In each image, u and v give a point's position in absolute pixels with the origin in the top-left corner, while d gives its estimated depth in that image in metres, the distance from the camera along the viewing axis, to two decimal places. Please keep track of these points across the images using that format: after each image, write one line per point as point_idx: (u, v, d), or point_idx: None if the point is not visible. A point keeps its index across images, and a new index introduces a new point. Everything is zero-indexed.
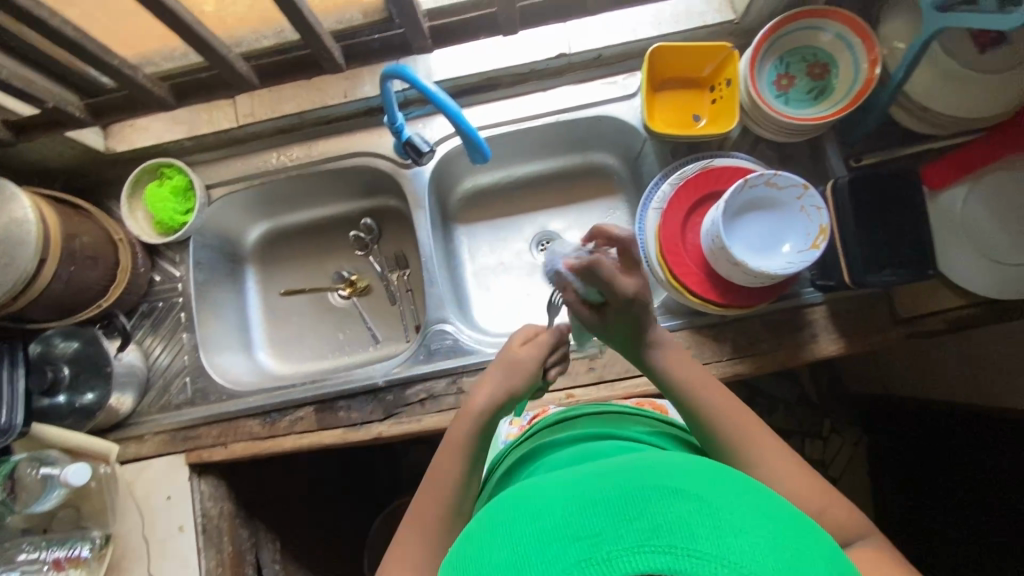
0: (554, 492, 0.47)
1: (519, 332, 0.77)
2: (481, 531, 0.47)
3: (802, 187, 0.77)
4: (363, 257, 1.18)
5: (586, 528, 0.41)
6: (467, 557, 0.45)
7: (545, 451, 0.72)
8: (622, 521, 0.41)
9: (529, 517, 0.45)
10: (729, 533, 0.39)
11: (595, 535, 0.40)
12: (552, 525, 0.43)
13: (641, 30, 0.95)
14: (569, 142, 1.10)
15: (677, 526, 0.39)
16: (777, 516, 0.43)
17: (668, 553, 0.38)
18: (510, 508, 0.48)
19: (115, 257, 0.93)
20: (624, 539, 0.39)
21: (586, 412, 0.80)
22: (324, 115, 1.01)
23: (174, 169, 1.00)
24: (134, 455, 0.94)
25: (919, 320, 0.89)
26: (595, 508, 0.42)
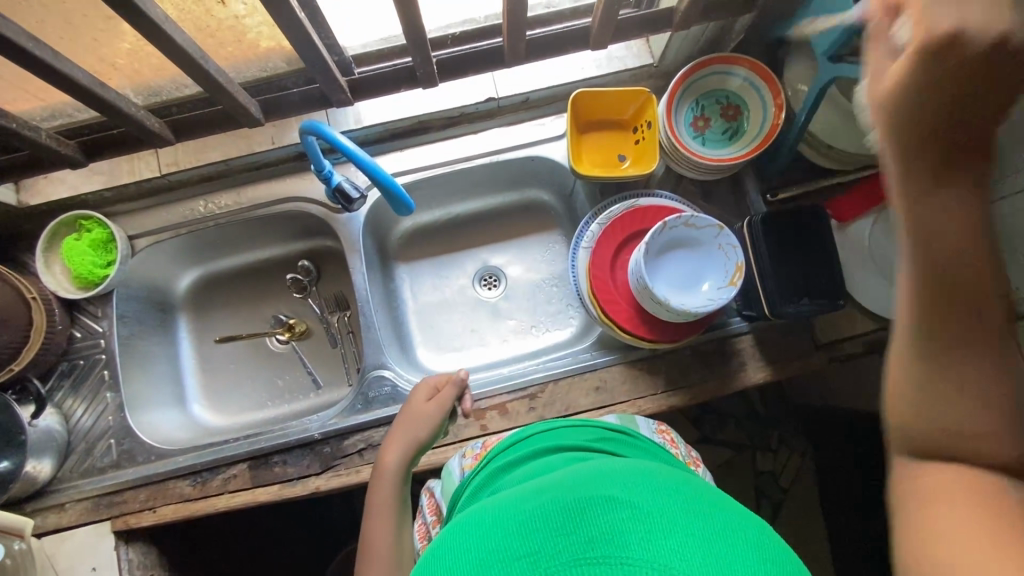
0: (495, 514, 0.51)
1: (421, 390, 0.87)
2: (440, 551, 0.51)
3: (717, 228, 0.80)
4: (302, 299, 1.16)
5: (531, 545, 0.45)
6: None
7: (495, 473, 0.73)
8: (563, 536, 0.45)
9: (474, 541, 0.49)
10: (659, 535, 0.43)
11: (533, 553, 0.44)
12: (494, 548, 0.47)
13: (566, 75, 0.98)
14: (505, 179, 1.12)
15: (605, 534, 0.44)
16: (713, 513, 0.47)
17: (601, 563, 0.42)
18: (456, 535, 0.52)
19: (28, 317, 0.88)
20: (563, 554, 0.43)
21: (537, 433, 0.79)
22: (252, 161, 0.99)
23: (94, 222, 0.96)
24: (54, 526, 0.89)
25: (838, 344, 0.93)
26: (532, 527, 0.47)
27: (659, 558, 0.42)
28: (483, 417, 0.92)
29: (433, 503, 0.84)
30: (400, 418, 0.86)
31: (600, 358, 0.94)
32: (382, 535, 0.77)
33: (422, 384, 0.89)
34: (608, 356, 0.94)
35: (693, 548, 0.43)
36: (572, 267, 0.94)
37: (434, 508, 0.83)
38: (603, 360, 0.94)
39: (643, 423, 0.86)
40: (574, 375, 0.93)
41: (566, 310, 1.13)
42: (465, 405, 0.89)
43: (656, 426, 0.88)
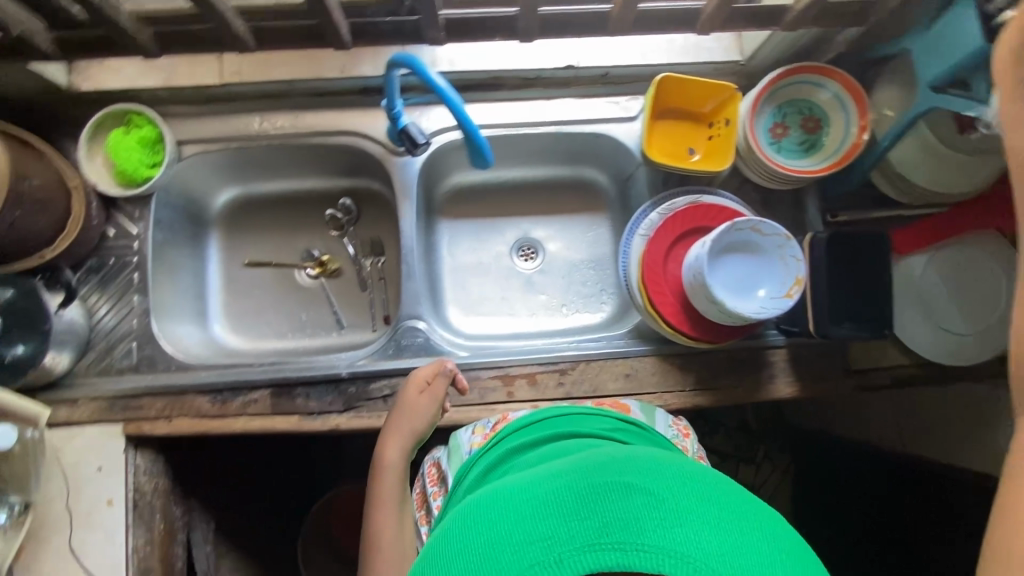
0: (506, 497, 0.55)
1: (412, 383, 0.85)
2: (454, 529, 0.55)
3: (784, 238, 0.80)
4: (337, 238, 1.14)
5: (545, 530, 0.49)
6: (441, 553, 0.53)
7: (502, 452, 0.74)
8: (577, 523, 0.49)
9: (487, 524, 0.53)
10: (672, 524, 0.48)
11: (548, 537, 0.48)
12: (508, 532, 0.50)
13: (651, 56, 0.96)
14: (565, 152, 1.09)
15: (617, 522, 0.48)
16: (726, 504, 0.51)
17: (617, 550, 0.46)
18: (468, 517, 0.55)
19: (67, 205, 0.84)
20: (577, 539, 0.47)
21: (552, 417, 0.80)
22: (317, 86, 0.96)
23: (144, 119, 0.93)
24: (64, 419, 0.88)
25: (868, 373, 0.95)
26: (545, 512, 0.51)
27: (668, 544, 0.46)
28: (511, 383, 0.92)
29: (436, 473, 0.86)
30: (393, 411, 0.85)
31: (634, 346, 0.94)
32: (389, 519, 0.80)
33: (411, 376, 0.87)
34: (644, 346, 0.94)
35: (698, 533, 0.48)
36: (623, 252, 0.93)
37: (437, 478, 0.85)
38: (638, 348, 0.94)
39: (661, 417, 0.87)
40: (608, 359, 0.93)
41: (599, 295, 1.12)
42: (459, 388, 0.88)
43: (672, 420, 0.89)
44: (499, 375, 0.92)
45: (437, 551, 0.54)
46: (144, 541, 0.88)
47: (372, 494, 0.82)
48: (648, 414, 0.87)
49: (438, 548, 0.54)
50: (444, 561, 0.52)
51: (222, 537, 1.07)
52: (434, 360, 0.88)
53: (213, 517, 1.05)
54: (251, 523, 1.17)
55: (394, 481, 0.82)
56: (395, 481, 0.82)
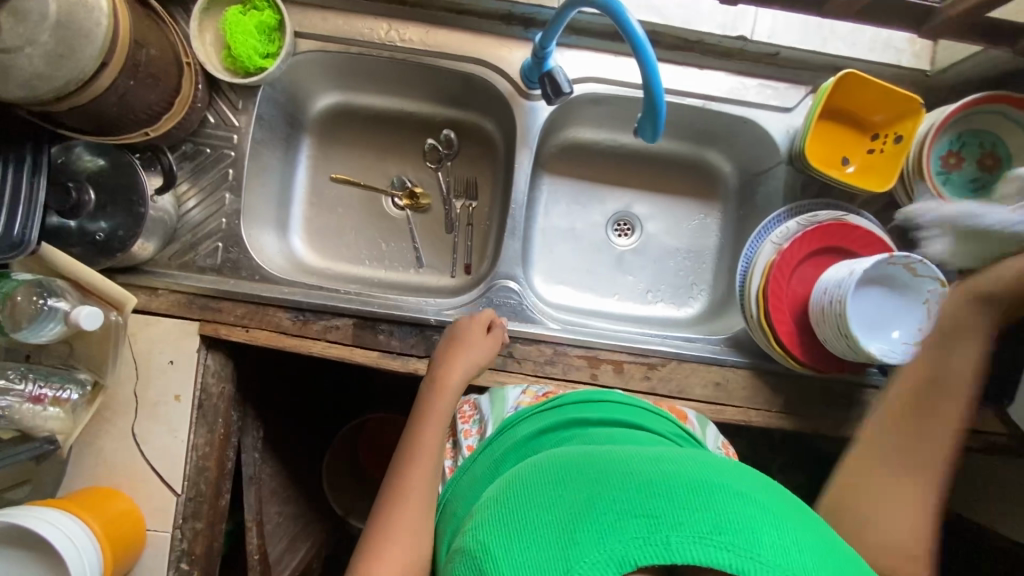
0: (603, 466, 0.53)
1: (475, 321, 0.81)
2: (537, 483, 0.53)
3: (939, 284, 0.74)
4: (432, 171, 1.07)
5: (649, 508, 0.46)
6: (523, 501, 0.51)
7: (566, 421, 0.70)
8: (685, 510, 0.46)
9: (581, 486, 0.50)
10: (789, 546, 0.45)
11: (654, 516, 0.46)
12: (607, 497, 0.48)
13: (829, 45, 0.86)
14: (695, 131, 1.00)
15: (730, 521, 0.45)
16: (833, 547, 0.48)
17: (730, 550, 0.43)
18: (555, 474, 0.53)
19: (177, 82, 0.77)
20: (685, 527, 0.45)
21: (612, 402, 0.75)
22: (457, 1, 0.86)
23: (265, 0, 0.83)
24: (142, 306, 0.85)
25: (959, 433, 0.90)
26: (649, 490, 0.48)
27: (782, 560, 0.43)
28: (596, 366, 0.87)
29: (471, 413, 0.81)
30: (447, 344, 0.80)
31: (731, 356, 0.90)
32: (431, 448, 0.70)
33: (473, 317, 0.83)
34: (740, 357, 0.90)
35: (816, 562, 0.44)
36: (746, 256, 0.87)
37: (471, 417, 0.81)
38: (734, 358, 0.90)
39: (712, 434, 0.82)
40: (701, 362, 0.89)
41: (690, 288, 1.07)
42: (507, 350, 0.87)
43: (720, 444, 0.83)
44: (587, 356, 0.87)
45: (517, 498, 0.52)
46: (204, 442, 0.88)
47: (414, 423, 0.74)
48: (702, 428, 0.82)
49: (521, 492, 0.52)
50: (527, 508, 0.50)
51: (266, 445, 1.08)
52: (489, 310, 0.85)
53: (262, 425, 1.05)
54: (289, 434, 1.18)
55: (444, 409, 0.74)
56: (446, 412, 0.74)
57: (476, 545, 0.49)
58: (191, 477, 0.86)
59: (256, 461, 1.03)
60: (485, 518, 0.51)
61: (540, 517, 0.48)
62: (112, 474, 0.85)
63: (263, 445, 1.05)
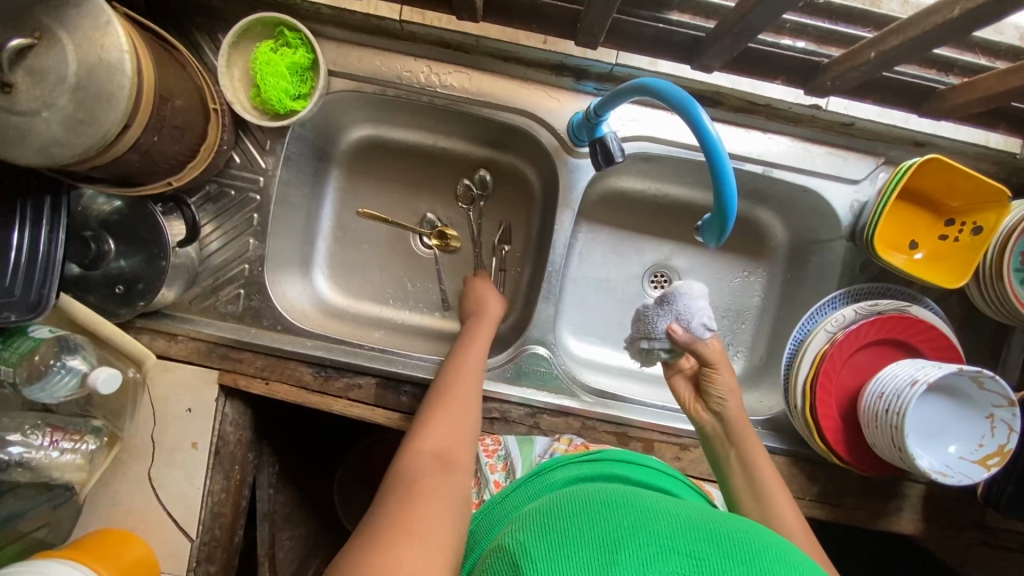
0: (646, 501, 0.49)
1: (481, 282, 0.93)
2: (572, 502, 0.48)
3: (1007, 401, 0.68)
4: (464, 211, 1.02)
5: (699, 555, 0.42)
6: (557, 515, 0.46)
7: (602, 468, 0.68)
8: (737, 563, 0.42)
9: (621, 509, 0.47)
10: None
11: (699, 559, 0.42)
12: (653, 526, 0.44)
13: (912, 119, 0.77)
14: (747, 189, 0.93)
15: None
16: None
17: None
18: (596, 495, 0.49)
19: (203, 129, 0.72)
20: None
21: (652, 467, 0.73)
22: (504, 49, 0.78)
23: (298, 38, 0.77)
24: (160, 352, 0.82)
25: (999, 533, 0.87)
26: (700, 536, 0.44)
27: None
28: (625, 443, 0.83)
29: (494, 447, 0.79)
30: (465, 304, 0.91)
31: (768, 439, 0.86)
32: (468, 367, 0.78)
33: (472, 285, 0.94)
34: (778, 441, 0.86)
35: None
36: (796, 336, 0.81)
37: (494, 452, 0.79)
38: (771, 442, 0.86)
39: None
40: None
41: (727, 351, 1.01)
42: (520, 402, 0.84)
43: None
44: (616, 432, 0.84)
45: (548, 515, 0.47)
46: (219, 488, 0.86)
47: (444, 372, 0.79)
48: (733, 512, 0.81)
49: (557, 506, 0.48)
50: (563, 520, 0.45)
51: (281, 476, 1.07)
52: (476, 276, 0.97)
53: (277, 458, 1.04)
54: (303, 460, 1.17)
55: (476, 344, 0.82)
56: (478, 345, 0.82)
57: (511, 545, 0.45)
58: (206, 523, 0.86)
59: (271, 496, 1.03)
60: (521, 523, 0.48)
61: (581, 530, 0.44)
62: (127, 517, 0.84)
63: (277, 478, 1.05)
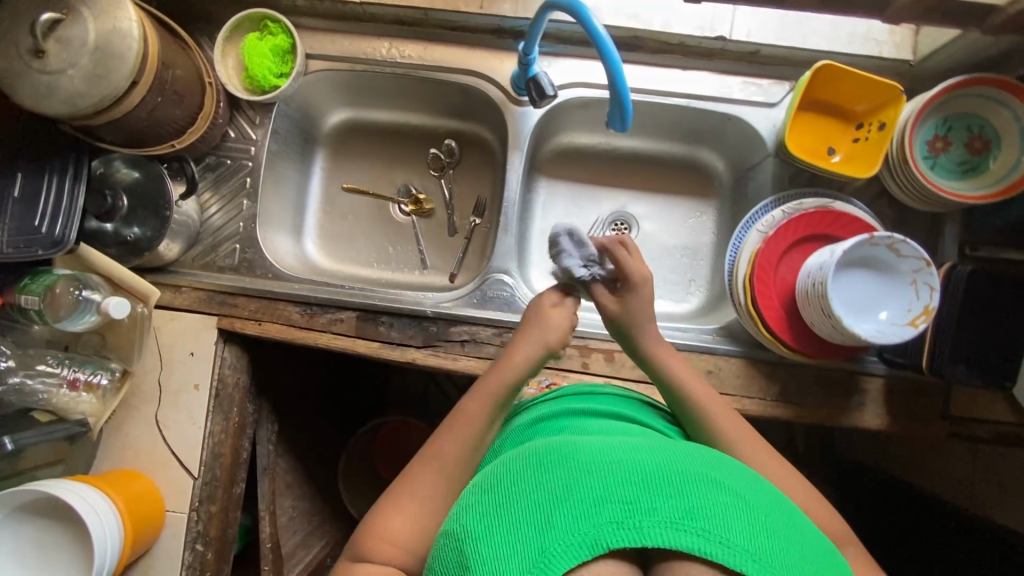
0: (580, 452, 0.53)
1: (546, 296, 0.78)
2: (510, 474, 0.53)
3: (924, 263, 0.73)
4: (436, 178, 1.12)
5: (621, 494, 0.47)
6: (497, 491, 0.52)
7: (557, 406, 0.74)
8: (659, 496, 0.47)
9: (559, 473, 0.50)
10: (757, 531, 0.46)
11: (626, 503, 0.47)
12: (586, 481, 0.49)
13: (810, 40, 0.88)
14: (684, 129, 1.02)
15: (701, 509, 0.46)
16: (801, 530, 0.50)
17: (699, 535, 0.45)
18: (536, 462, 0.53)
19: (200, 100, 0.87)
20: (660, 514, 0.46)
21: (607, 394, 0.79)
22: (450, 19, 0.93)
23: (279, 27, 0.93)
24: (166, 303, 0.93)
25: (968, 422, 0.88)
26: (625, 477, 0.49)
27: (748, 545, 0.45)
28: (587, 354, 0.90)
29: None
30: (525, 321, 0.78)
31: (723, 344, 0.91)
32: (475, 421, 0.71)
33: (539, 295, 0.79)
34: (732, 346, 0.90)
35: (770, 541, 0.46)
36: (734, 245, 0.88)
37: None
38: (726, 347, 0.90)
39: None
40: (692, 350, 0.91)
41: (688, 286, 1.06)
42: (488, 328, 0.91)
43: None
44: (577, 345, 0.90)
45: (490, 490, 0.53)
46: (219, 428, 0.94)
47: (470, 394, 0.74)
48: None
49: (503, 482, 0.53)
50: (501, 497, 0.51)
51: (282, 439, 1.14)
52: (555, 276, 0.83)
53: (277, 419, 1.11)
54: (304, 432, 1.24)
55: (487, 398, 0.72)
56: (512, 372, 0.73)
57: (463, 529, 0.50)
58: (207, 462, 0.92)
59: (271, 454, 1.09)
60: (471, 505, 0.53)
61: (522, 506, 0.49)
62: (137, 457, 0.91)
63: (277, 439, 1.11)
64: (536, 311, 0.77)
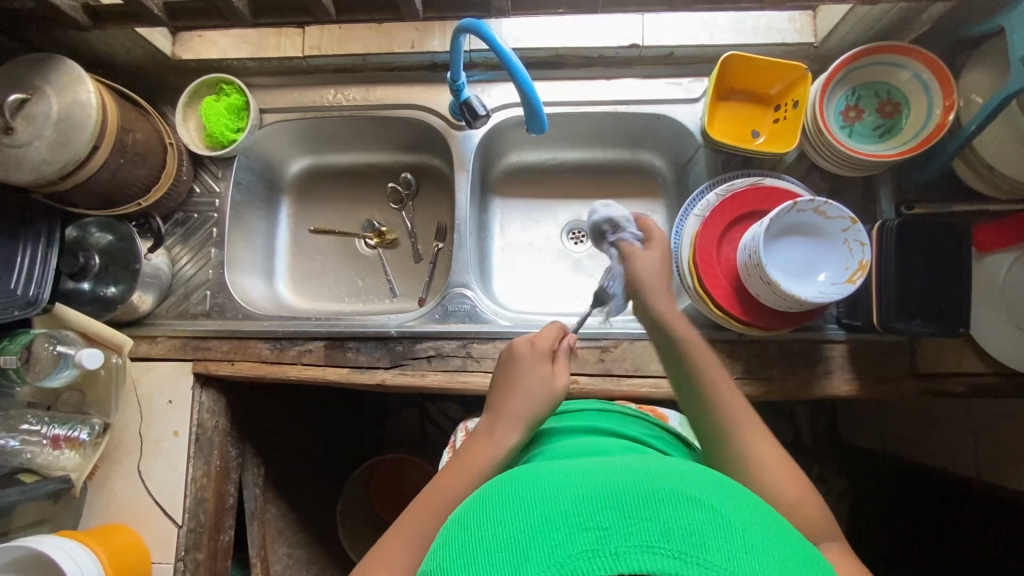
0: (560, 477, 0.45)
1: (539, 361, 0.74)
2: (478, 511, 0.45)
3: (850, 221, 0.76)
4: (396, 211, 1.17)
5: (592, 519, 0.40)
6: (463, 534, 0.44)
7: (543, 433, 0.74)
8: (633, 518, 0.40)
9: (529, 505, 0.43)
10: (742, 550, 0.38)
11: (603, 528, 0.39)
12: (559, 507, 0.42)
13: (718, 36, 0.94)
14: (620, 135, 1.08)
15: (688, 531, 0.39)
16: (799, 551, 0.42)
17: (677, 558, 0.37)
18: (510, 492, 0.46)
19: (163, 160, 0.94)
20: (634, 538, 0.38)
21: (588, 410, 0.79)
22: (388, 61, 1.02)
23: (233, 87, 1.01)
24: (144, 354, 0.97)
25: (940, 379, 0.87)
26: (597, 499, 0.41)
27: (736, 567, 0.37)
28: None
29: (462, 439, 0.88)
30: (505, 384, 0.73)
31: None
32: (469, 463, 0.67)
33: (534, 353, 0.75)
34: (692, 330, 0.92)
35: (770, 567, 0.38)
36: (676, 234, 0.91)
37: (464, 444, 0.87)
38: None
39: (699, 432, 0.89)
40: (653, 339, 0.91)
41: None
42: (452, 342, 0.93)
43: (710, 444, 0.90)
44: None
45: (457, 532, 0.45)
46: (201, 474, 0.94)
47: (442, 473, 0.67)
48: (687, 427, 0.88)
49: (472, 515, 0.45)
50: (467, 542, 0.43)
51: (270, 484, 1.14)
52: (554, 323, 0.79)
53: (263, 462, 1.12)
54: (296, 475, 1.24)
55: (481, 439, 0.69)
56: (493, 454, 0.67)
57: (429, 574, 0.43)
58: (190, 509, 0.92)
59: (258, 498, 1.09)
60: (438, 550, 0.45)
61: (491, 539, 0.42)
62: (120, 510, 0.92)
63: (265, 482, 1.12)
64: (542, 374, 0.73)
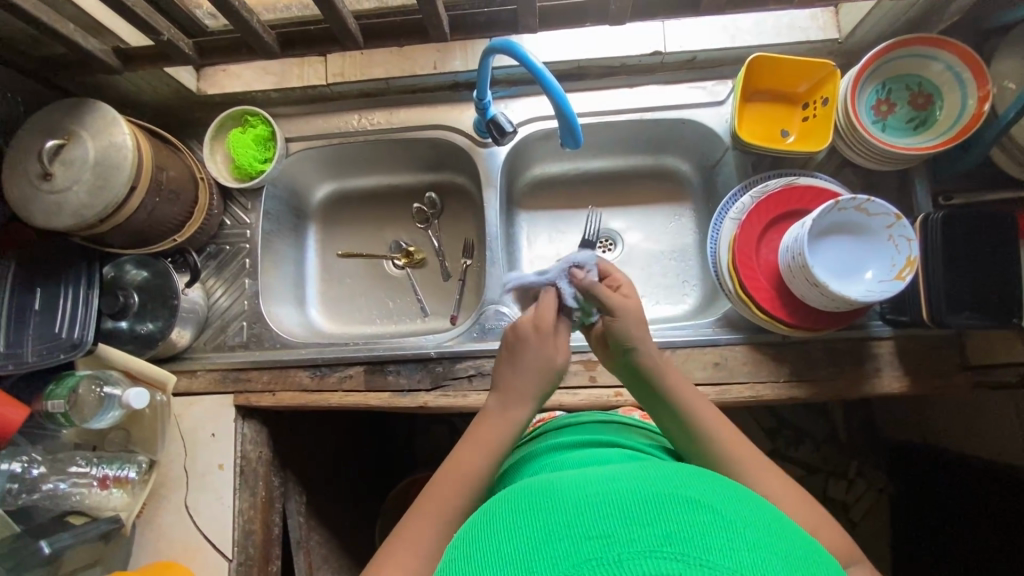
0: (567, 490, 0.45)
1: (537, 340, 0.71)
2: (484, 530, 0.44)
3: (895, 217, 0.75)
4: (423, 230, 1.17)
5: (597, 527, 0.39)
6: (469, 555, 0.42)
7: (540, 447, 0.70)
8: (638, 524, 0.39)
9: (535, 520, 0.42)
10: (745, 550, 0.38)
11: (607, 535, 0.38)
12: (561, 520, 0.41)
13: (740, 38, 0.94)
14: (645, 141, 1.08)
15: (690, 533, 0.38)
16: (801, 554, 0.41)
17: (681, 560, 0.36)
18: (517, 509, 0.45)
19: (195, 195, 0.95)
20: (637, 543, 0.37)
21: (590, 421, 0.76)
22: (410, 83, 1.02)
23: (258, 118, 1.01)
24: (185, 389, 0.97)
25: (994, 370, 0.86)
26: (601, 508, 0.41)
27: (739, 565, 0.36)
28: (594, 367, 0.91)
29: None
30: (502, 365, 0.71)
31: (724, 335, 0.91)
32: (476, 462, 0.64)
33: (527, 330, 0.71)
34: (733, 334, 0.91)
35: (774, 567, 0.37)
36: (712, 237, 0.90)
37: None
38: (728, 336, 0.90)
39: None
40: (695, 346, 0.90)
41: (682, 286, 1.07)
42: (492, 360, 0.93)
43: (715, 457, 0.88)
44: (581, 360, 0.92)
45: (463, 553, 0.43)
46: (247, 505, 0.94)
47: (451, 457, 0.65)
48: None
49: (480, 534, 0.44)
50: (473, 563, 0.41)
51: (312, 511, 1.14)
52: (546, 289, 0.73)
53: (304, 490, 1.12)
54: (335, 500, 1.23)
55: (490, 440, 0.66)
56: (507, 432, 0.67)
57: None
58: (239, 542, 0.92)
59: (302, 525, 1.09)
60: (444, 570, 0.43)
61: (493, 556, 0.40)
62: (171, 548, 0.92)
63: (306, 510, 1.11)
64: (540, 352, 0.70)
